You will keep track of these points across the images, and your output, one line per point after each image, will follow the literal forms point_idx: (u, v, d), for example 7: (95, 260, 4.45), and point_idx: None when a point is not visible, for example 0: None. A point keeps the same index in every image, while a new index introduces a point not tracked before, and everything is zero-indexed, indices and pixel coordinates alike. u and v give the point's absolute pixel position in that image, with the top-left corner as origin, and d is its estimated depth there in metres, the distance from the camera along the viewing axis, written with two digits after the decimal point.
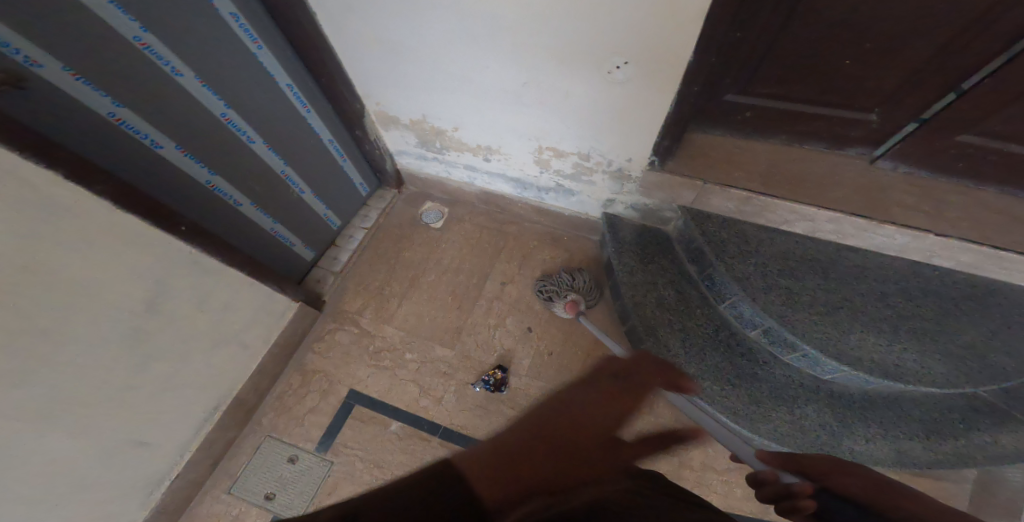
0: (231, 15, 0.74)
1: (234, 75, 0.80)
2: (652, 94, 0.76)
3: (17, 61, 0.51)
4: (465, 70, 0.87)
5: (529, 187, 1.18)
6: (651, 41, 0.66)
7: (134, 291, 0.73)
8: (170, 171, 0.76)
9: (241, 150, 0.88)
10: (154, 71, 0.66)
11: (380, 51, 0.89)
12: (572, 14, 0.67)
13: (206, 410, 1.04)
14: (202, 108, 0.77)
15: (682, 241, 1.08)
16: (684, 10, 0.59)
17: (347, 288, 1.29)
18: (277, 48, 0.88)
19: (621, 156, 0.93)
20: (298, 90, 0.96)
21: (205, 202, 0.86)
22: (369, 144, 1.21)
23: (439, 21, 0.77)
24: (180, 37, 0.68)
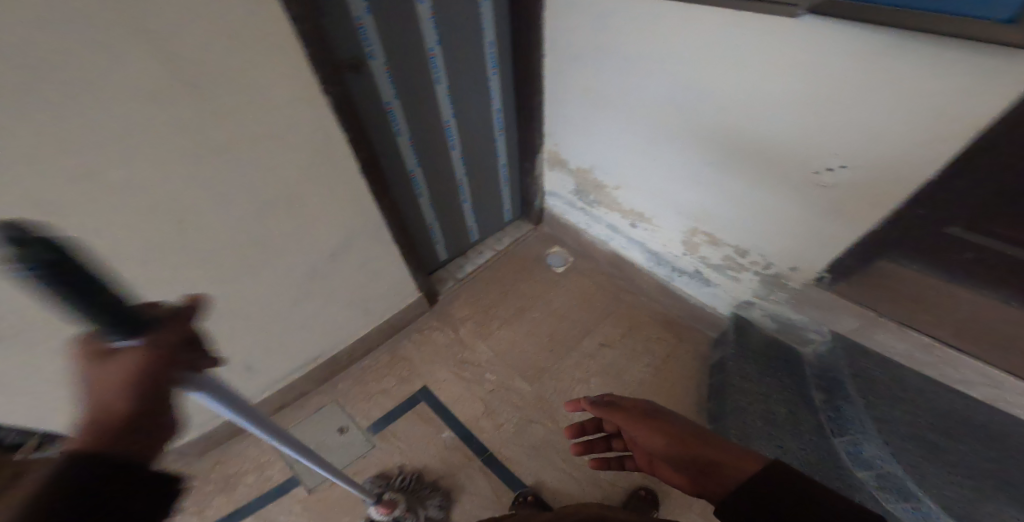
0: (489, 43, 0.97)
1: (470, 95, 1.01)
2: (862, 206, 0.72)
3: (366, 52, 0.78)
4: (656, 135, 0.96)
5: (663, 263, 1.20)
6: (877, 154, 0.65)
7: (320, 235, 0.88)
8: (396, 152, 0.96)
9: (445, 154, 1.06)
10: (427, 75, 0.90)
11: (584, 100, 1.03)
12: (794, 109, 0.71)
13: (308, 357, 1.15)
14: (438, 109, 0.97)
15: (815, 366, 1.01)
16: (943, 131, 0.57)
17: (459, 296, 1.38)
18: (505, 80, 1.08)
19: (786, 262, 0.92)
20: (502, 116, 1.13)
21: (403, 185, 1.03)
22: (531, 179, 1.32)
23: (654, 90, 0.89)
24: (454, 56, 0.92)
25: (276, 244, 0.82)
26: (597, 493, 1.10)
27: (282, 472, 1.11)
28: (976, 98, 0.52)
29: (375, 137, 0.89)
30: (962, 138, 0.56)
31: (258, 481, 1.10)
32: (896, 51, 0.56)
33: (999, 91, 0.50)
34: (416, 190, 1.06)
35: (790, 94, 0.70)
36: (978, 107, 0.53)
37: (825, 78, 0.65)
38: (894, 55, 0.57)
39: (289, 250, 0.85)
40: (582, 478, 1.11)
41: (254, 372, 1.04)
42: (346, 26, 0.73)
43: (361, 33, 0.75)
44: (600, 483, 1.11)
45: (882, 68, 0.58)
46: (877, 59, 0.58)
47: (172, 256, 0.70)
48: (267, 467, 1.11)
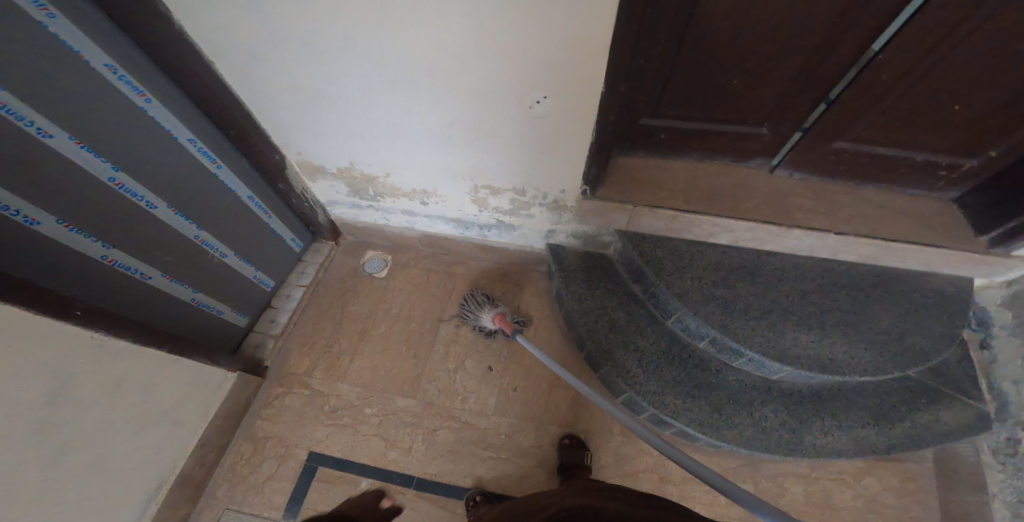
0: (107, 67, 0.71)
1: (131, 141, 0.78)
2: (571, 125, 0.80)
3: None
4: (389, 113, 0.90)
5: (470, 226, 1.18)
6: (565, 77, 0.71)
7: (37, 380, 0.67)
8: (55, 246, 0.72)
9: (144, 218, 0.85)
10: (15, 136, 0.62)
11: (285, 97, 0.89)
12: (482, 54, 0.70)
13: (146, 494, 0.95)
14: (82, 172, 0.72)
15: (624, 262, 1.05)
16: (590, 49, 0.66)
17: (291, 350, 1.24)
18: (172, 100, 0.85)
19: (556, 188, 0.96)
20: (206, 146, 0.94)
21: (104, 278, 0.82)
22: (296, 198, 1.20)
23: (356, 68, 0.80)
24: (47, 98, 0.64)
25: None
26: (530, 461, 1.11)
27: None
28: (598, 17, 0.60)
29: None
30: (604, 50, 0.65)
31: None
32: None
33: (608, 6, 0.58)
34: (131, 275, 0.86)
35: (471, 39, 0.68)
36: (600, 25, 0.61)
37: (489, 18, 0.64)
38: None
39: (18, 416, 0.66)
40: (512, 455, 1.12)
41: None
42: None
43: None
44: (529, 451, 1.12)
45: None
46: None
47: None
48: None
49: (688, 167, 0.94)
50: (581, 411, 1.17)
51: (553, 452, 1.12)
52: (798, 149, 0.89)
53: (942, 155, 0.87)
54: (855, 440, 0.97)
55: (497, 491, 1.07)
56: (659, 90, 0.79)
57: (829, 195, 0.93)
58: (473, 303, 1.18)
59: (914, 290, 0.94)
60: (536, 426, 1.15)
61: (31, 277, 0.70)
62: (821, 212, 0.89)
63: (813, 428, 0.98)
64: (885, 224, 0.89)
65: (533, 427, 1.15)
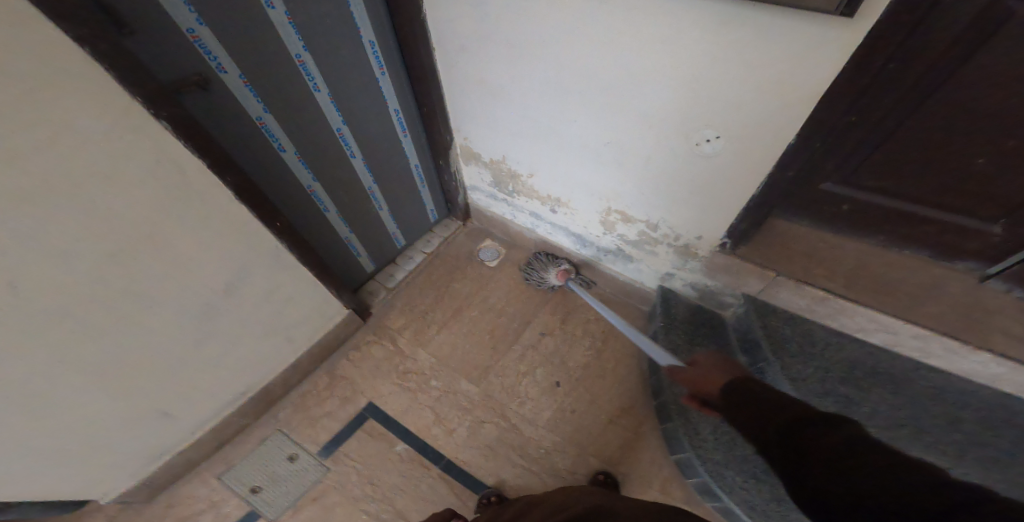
0: (369, 43, 0.89)
1: (360, 99, 0.94)
2: (740, 170, 0.75)
3: (212, 66, 0.67)
4: (554, 120, 0.95)
5: (590, 245, 1.20)
6: (750, 117, 0.67)
7: (212, 271, 0.78)
8: (282, 170, 0.86)
9: (343, 162, 0.98)
10: (301, 85, 0.81)
11: (482, 91, 1.00)
12: (671, 86, 0.72)
13: (236, 394, 1.07)
14: (323, 117, 0.89)
15: (737, 327, 1.02)
16: (789, 96, 0.61)
17: (393, 305, 1.33)
18: (397, 74, 1.00)
19: (692, 233, 0.94)
20: (403, 116, 1.07)
21: (300, 204, 0.94)
22: (449, 174, 1.29)
23: (541, 73, 0.87)
24: (329, 61, 0.84)
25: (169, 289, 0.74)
26: (558, 483, 1.10)
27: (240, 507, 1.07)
28: (813, 62, 0.55)
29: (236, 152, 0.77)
30: (815, 99, 0.59)
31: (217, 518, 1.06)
32: (739, 22, 0.57)
33: (833, 56, 0.53)
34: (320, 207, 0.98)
35: (664, 71, 0.70)
36: (813, 74, 0.57)
37: (688, 56, 0.66)
38: (737, 27, 0.58)
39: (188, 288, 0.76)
40: (543, 473, 1.11)
41: (172, 414, 0.95)
42: (175, 44, 0.61)
43: (199, 47, 0.63)
44: (560, 473, 1.11)
45: (740, 41, 0.59)
46: (742, 32, 0.58)
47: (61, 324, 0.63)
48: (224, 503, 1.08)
49: (872, 251, 0.84)
50: (630, 454, 1.13)
51: (583, 483, 1.09)
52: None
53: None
54: None
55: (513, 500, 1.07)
56: (868, 161, 0.69)
57: None
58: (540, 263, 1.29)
59: None
60: (575, 452, 1.13)
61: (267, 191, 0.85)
62: None
63: None
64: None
65: (573, 453, 1.13)
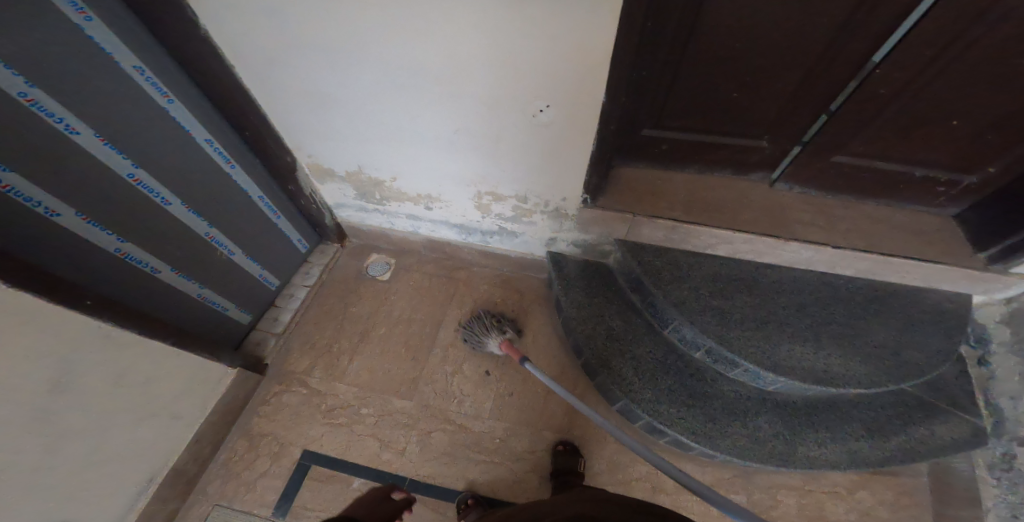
0: (135, 69, 0.74)
1: (149, 137, 0.80)
2: (575, 132, 0.81)
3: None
4: (395, 119, 0.92)
5: (473, 231, 1.20)
6: (569, 85, 0.72)
7: (39, 373, 0.68)
8: (73, 240, 0.74)
9: (161, 214, 0.87)
10: (48, 133, 0.65)
11: (308, 104, 0.93)
12: (489, 64, 0.72)
13: (138, 484, 0.95)
14: (105, 167, 0.74)
15: (624, 274, 1.05)
16: (590, 61, 0.67)
17: (291, 349, 1.25)
18: (193, 102, 0.88)
19: (557, 196, 0.97)
20: (219, 145, 0.96)
21: (115, 272, 0.83)
22: (305, 199, 1.22)
23: (364, 74, 0.82)
24: (83, 99, 0.68)
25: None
26: (526, 465, 1.11)
27: None
28: (596, 30, 0.62)
29: None
30: (606, 61, 0.67)
31: None
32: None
33: (607, 21, 0.60)
34: (142, 268, 0.87)
35: (477, 51, 0.71)
36: (600, 37, 0.63)
37: (493, 29, 0.66)
38: (526, 3, 0.60)
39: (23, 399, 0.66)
40: (508, 459, 1.12)
41: None
42: None
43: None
44: (523, 455, 1.13)
45: (534, 11, 0.61)
46: (535, 6, 0.61)
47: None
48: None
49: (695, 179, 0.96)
50: (577, 417, 1.18)
51: (547, 457, 1.12)
52: (795, 164, 0.92)
53: (942, 172, 0.89)
54: (849, 451, 0.98)
55: (489, 494, 1.07)
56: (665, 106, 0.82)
57: (824, 207, 0.96)
58: (480, 330, 1.16)
59: (910, 304, 0.95)
60: (531, 431, 1.16)
61: (54, 269, 0.71)
62: (818, 226, 0.92)
63: (807, 439, 1.00)
64: (882, 238, 0.92)
65: (527, 433, 1.16)
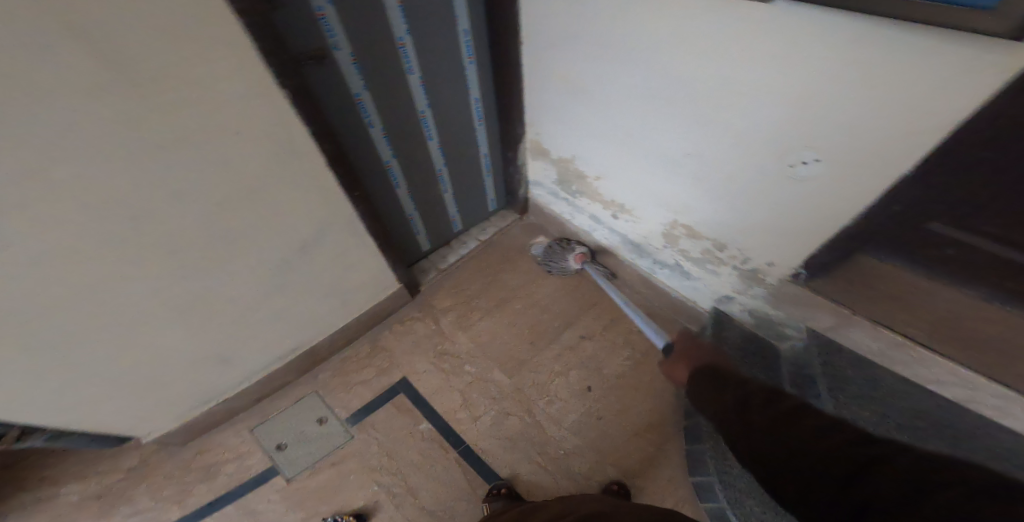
0: (463, 31, 0.90)
1: (445, 84, 0.95)
2: (836, 199, 0.70)
3: (329, 43, 0.72)
4: (633, 127, 0.95)
5: (646, 255, 1.20)
6: (858, 147, 0.62)
7: (286, 230, 0.83)
8: (368, 145, 0.91)
9: (422, 144, 1.02)
10: (395, 64, 0.84)
11: (563, 88, 1.00)
12: (774, 99, 0.68)
13: (282, 351, 1.12)
14: (410, 100, 0.91)
15: (794, 363, 0.98)
16: (913, 127, 0.54)
17: (441, 287, 1.36)
18: (484, 66, 1.01)
19: (762, 257, 0.91)
20: (482, 106, 1.09)
21: (379, 179, 0.99)
22: (514, 167, 1.30)
23: (630, 80, 0.87)
24: (426, 46, 0.86)
25: (249, 240, 0.80)
26: (569, 485, 1.10)
27: (263, 461, 1.13)
28: (951, 95, 0.49)
29: (335, 124, 0.82)
30: (941, 134, 0.52)
31: (239, 470, 1.12)
32: (858, 49, 0.54)
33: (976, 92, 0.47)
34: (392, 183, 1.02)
35: (764, 85, 0.68)
36: (952, 106, 0.50)
37: (795, 73, 0.63)
38: (857, 52, 0.54)
39: (267, 243, 0.82)
40: (558, 473, 1.12)
41: (229, 362, 1.02)
42: (307, 22, 0.67)
43: (323, 24, 0.69)
44: (575, 476, 1.11)
45: (865, 59, 0.54)
46: (873, 55, 0.53)
47: (132, 254, 0.68)
48: (249, 456, 1.14)
49: None
50: (646, 469, 1.12)
51: (595, 491, 1.09)
52: None
53: None
54: None
55: (523, 495, 1.07)
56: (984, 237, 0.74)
57: None
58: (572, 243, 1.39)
59: None
60: (595, 458, 1.13)
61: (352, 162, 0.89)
62: None
63: None
64: None
65: (591, 458, 1.13)
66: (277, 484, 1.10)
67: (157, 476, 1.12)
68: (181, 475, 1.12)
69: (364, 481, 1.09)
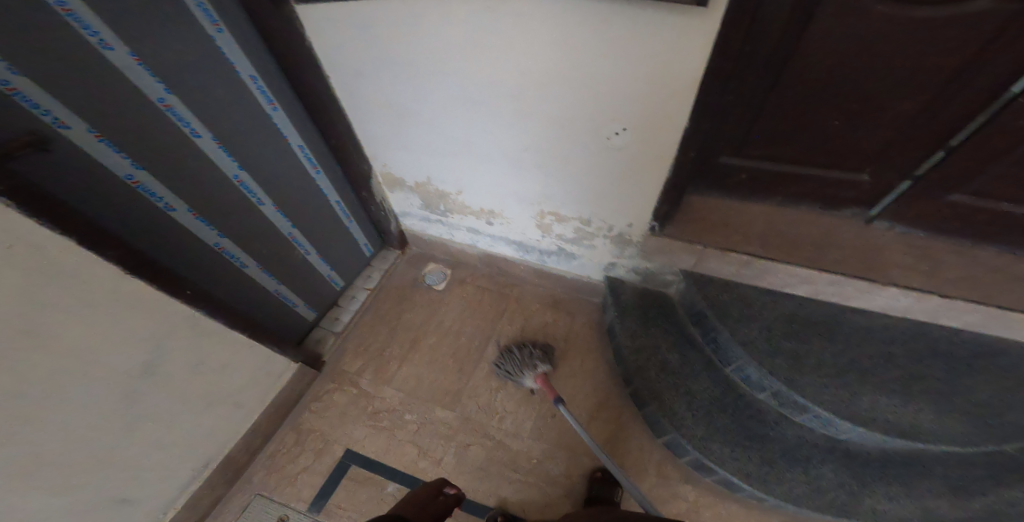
0: (250, 79, 0.83)
1: (254, 142, 0.89)
2: (653, 157, 0.78)
3: (46, 122, 0.56)
4: (470, 135, 0.95)
5: (530, 250, 1.20)
6: (651, 111, 0.70)
7: (135, 349, 0.74)
8: (181, 232, 0.81)
9: (253, 212, 0.95)
10: (174, 132, 0.73)
11: (385, 113, 0.98)
12: (568, 85, 0.72)
13: (195, 469, 1.01)
14: (213, 165, 0.82)
15: (684, 303, 1.01)
16: (677, 82, 0.64)
17: (347, 349, 1.30)
18: (294, 112, 0.97)
19: (622, 222, 0.94)
20: (309, 152, 1.04)
21: (212, 263, 0.90)
22: (374, 205, 1.28)
23: (444, 90, 0.86)
24: (204, 104, 0.76)
25: (94, 375, 0.70)
26: (558, 490, 1.09)
27: None
28: (690, 55, 0.60)
29: (115, 224, 0.70)
30: (695, 88, 0.64)
31: None
32: (616, 20, 0.59)
33: (701, 49, 0.59)
34: (233, 262, 0.93)
35: (556, 74, 0.71)
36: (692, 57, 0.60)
37: (579, 56, 0.66)
38: (615, 24, 0.60)
39: (108, 375, 0.72)
40: (541, 481, 1.10)
41: (133, 500, 0.90)
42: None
43: (19, 100, 0.52)
44: (557, 479, 1.10)
45: (618, 32, 0.60)
46: (624, 27, 0.59)
47: None
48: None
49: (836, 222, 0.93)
50: (615, 446, 1.12)
51: (581, 484, 1.09)
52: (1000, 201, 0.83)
53: None
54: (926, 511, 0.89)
55: (518, 515, 1.05)
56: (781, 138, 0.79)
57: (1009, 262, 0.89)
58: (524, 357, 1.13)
59: None
60: (569, 455, 1.13)
61: (156, 255, 0.77)
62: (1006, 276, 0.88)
63: (876, 492, 0.91)
64: None
65: (564, 457, 1.13)
66: None
67: None
68: None
69: None
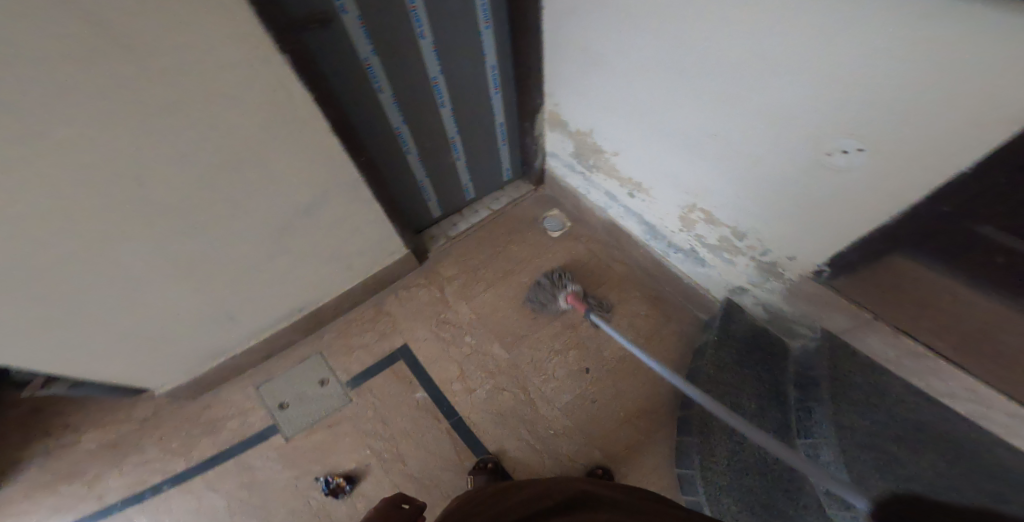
0: None
1: (459, 46, 0.92)
2: (870, 203, 0.64)
3: (336, 7, 0.71)
4: (653, 106, 0.90)
5: (659, 237, 1.18)
6: (904, 145, 0.54)
7: (293, 177, 0.81)
8: (377, 110, 0.92)
9: (433, 110, 1.01)
10: (407, 28, 0.82)
11: (581, 58, 0.96)
12: (806, 92, 0.62)
13: (285, 311, 1.11)
14: (418, 53, 0.87)
15: (800, 365, 0.97)
16: (956, 128, 0.47)
17: (449, 254, 1.36)
18: (500, 30, 0.97)
19: (784, 251, 0.88)
20: (498, 73, 1.06)
21: (389, 142, 1.01)
22: (530, 136, 1.28)
23: (649, 51, 0.81)
24: (439, 7, 0.82)
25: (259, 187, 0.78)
26: (555, 464, 1.09)
27: (264, 419, 1.14)
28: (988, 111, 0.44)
29: (338, 86, 0.82)
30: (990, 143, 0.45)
31: (242, 426, 1.13)
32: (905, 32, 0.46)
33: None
34: (401, 145, 1.03)
35: (795, 81, 0.62)
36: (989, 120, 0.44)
37: (828, 67, 0.56)
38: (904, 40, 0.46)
39: (268, 193, 0.80)
40: (546, 452, 1.11)
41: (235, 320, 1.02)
42: None
43: None
44: (560, 456, 1.10)
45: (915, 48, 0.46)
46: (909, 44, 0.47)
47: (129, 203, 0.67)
48: (251, 414, 1.15)
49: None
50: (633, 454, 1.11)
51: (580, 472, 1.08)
52: None
53: None
54: None
55: (509, 472, 1.07)
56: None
57: None
58: (550, 283, 1.25)
59: None
60: (584, 442, 1.12)
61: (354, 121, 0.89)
62: None
63: None
64: None
65: (579, 440, 1.12)
66: (276, 442, 1.11)
67: (165, 428, 1.14)
68: (190, 424, 1.14)
69: (357, 445, 1.10)
